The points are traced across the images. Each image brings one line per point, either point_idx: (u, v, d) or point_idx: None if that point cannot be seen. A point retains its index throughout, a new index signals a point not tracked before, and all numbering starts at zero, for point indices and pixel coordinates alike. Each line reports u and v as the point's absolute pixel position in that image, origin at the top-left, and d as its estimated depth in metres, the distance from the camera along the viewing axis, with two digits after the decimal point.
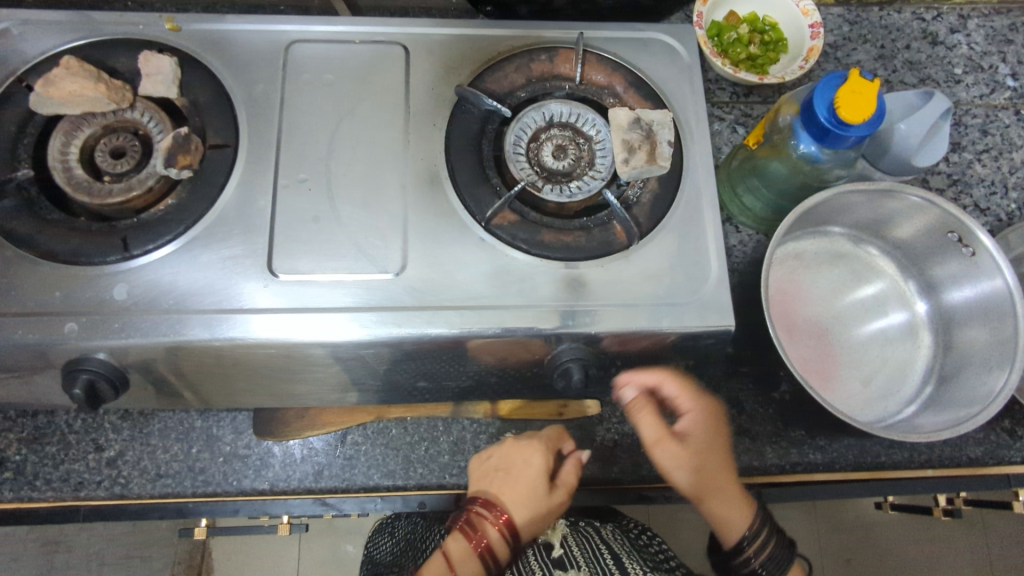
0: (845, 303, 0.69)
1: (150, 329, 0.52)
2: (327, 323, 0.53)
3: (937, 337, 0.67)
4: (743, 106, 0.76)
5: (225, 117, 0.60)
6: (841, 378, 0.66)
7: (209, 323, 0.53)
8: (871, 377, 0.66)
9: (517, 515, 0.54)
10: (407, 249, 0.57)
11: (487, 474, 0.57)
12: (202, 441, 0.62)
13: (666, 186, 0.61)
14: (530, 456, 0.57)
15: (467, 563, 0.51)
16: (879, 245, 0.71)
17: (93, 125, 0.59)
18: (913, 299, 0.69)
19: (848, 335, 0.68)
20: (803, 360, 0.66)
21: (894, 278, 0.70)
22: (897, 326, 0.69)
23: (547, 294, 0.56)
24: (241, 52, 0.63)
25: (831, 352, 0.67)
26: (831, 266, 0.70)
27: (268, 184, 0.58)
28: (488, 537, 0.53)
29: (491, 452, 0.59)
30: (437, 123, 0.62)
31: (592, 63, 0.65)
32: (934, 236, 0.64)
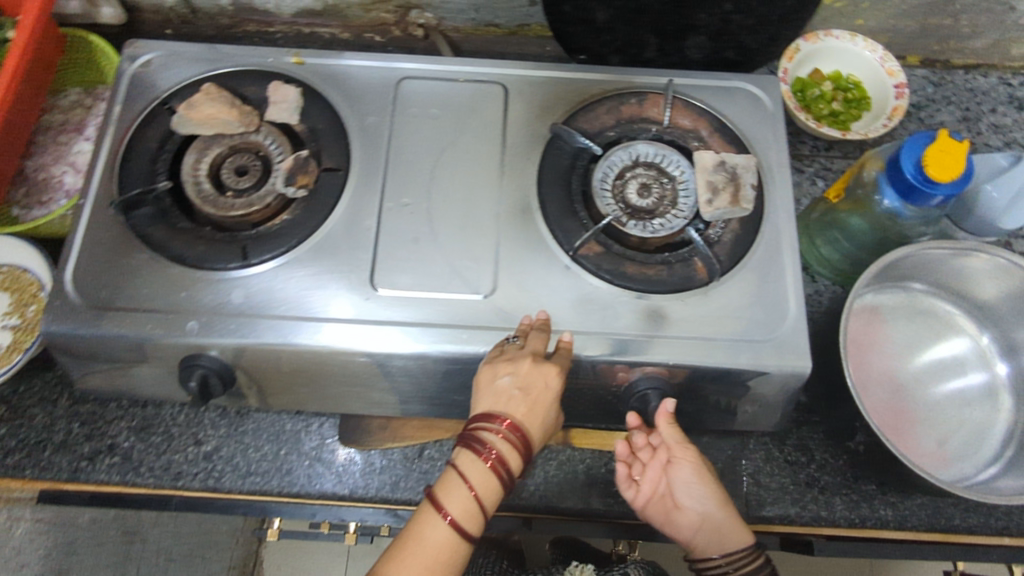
0: (922, 359, 0.69)
1: (265, 331, 0.57)
2: (386, 337, 0.57)
3: (1018, 401, 0.66)
4: (825, 160, 0.78)
5: (339, 142, 0.65)
6: (915, 434, 0.65)
7: (313, 329, 0.57)
8: (947, 436, 0.66)
9: (530, 434, 0.54)
10: (497, 274, 0.60)
11: (502, 393, 0.54)
12: (291, 444, 0.66)
13: (748, 227, 0.63)
14: (542, 377, 0.54)
15: (483, 476, 0.52)
16: (958, 305, 0.70)
17: (222, 145, 0.64)
18: (993, 360, 0.69)
19: (925, 392, 0.68)
20: (876, 411, 0.66)
21: (975, 338, 0.70)
22: (976, 386, 0.68)
23: (628, 322, 0.59)
24: (355, 84, 0.68)
25: (906, 407, 0.67)
26: (909, 321, 0.70)
27: (374, 205, 0.62)
28: (499, 448, 0.53)
29: (502, 371, 0.54)
30: (531, 158, 0.66)
31: (679, 107, 0.68)
32: (1020, 298, 0.64)
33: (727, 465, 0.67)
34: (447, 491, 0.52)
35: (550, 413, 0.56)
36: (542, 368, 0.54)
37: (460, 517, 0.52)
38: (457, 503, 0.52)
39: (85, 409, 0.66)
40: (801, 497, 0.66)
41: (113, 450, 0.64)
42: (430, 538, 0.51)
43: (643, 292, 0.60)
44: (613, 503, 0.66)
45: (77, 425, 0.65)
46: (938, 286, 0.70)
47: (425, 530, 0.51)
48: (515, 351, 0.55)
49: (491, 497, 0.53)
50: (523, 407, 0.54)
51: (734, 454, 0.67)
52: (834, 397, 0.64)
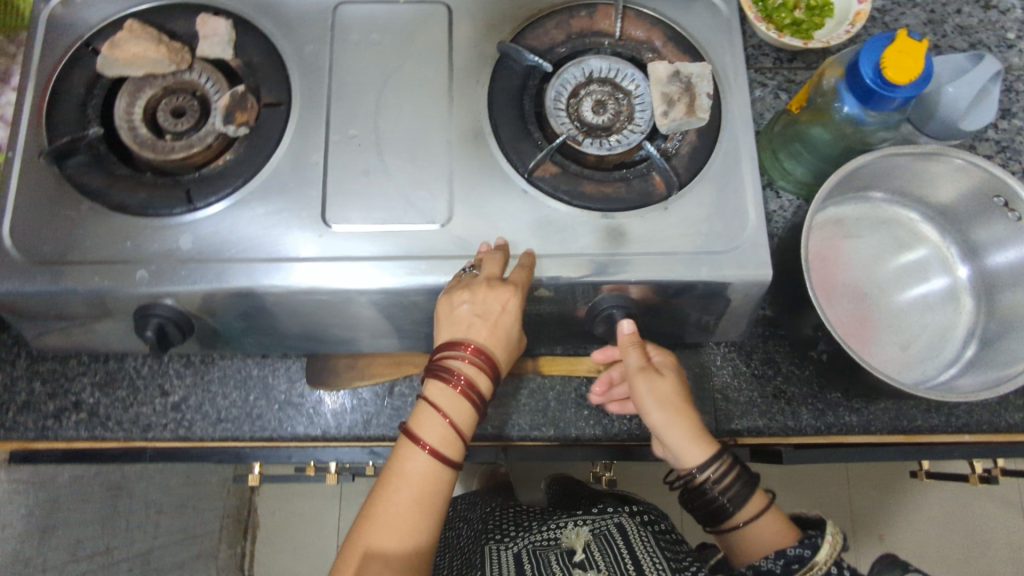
0: (885, 268, 0.69)
1: (218, 275, 0.56)
2: (356, 272, 0.56)
3: (979, 302, 0.67)
4: (787, 71, 0.76)
5: (278, 76, 0.62)
6: (878, 341, 0.66)
7: (265, 270, 0.56)
8: (909, 341, 0.67)
9: (496, 353, 0.55)
10: (452, 202, 0.59)
11: (462, 320, 0.54)
12: (259, 389, 0.66)
13: (706, 139, 0.62)
14: (501, 299, 0.54)
15: (455, 401, 0.54)
16: (923, 211, 0.70)
17: (155, 87, 0.61)
18: (956, 265, 0.69)
19: (888, 299, 0.68)
20: (839, 321, 0.67)
21: (937, 245, 0.70)
22: (938, 292, 0.68)
23: (588, 244, 0.59)
24: (289, 13, 0.64)
25: (869, 316, 0.67)
26: (872, 231, 0.70)
27: (320, 139, 0.60)
28: (465, 373, 0.54)
29: (460, 298, 0.54)
30: (480, 80, 0.63)
31: (630, 17, 0.65)
32: (984, 201, 0.64)
33: (695, 382, 0.67)
34: (422, 423, 0.53)
35: (513, 331, 0.56)
36: (500, 291, 0.54)
37: (437, 444, 0.53)
38: (433, 432, 0.53)
39: (45, 367, 0.65)
40: (768, 409, 0.67)
41: (79, 406, 0.64)
42: (412, 470, 0.53)
43: (602, 210, 0.59)
44: (586, 426, 0.66)
45: (39, 383, 0.64)
46: (902, 193, 0.69)
47: (406, 464, 0.53)
48: (471, 279, 0.55)
49: (467, 419, 0.54)
50: (485, 330, 0.54)
51: (702, 371, 0.68)
52: (799, 310, 0.64)
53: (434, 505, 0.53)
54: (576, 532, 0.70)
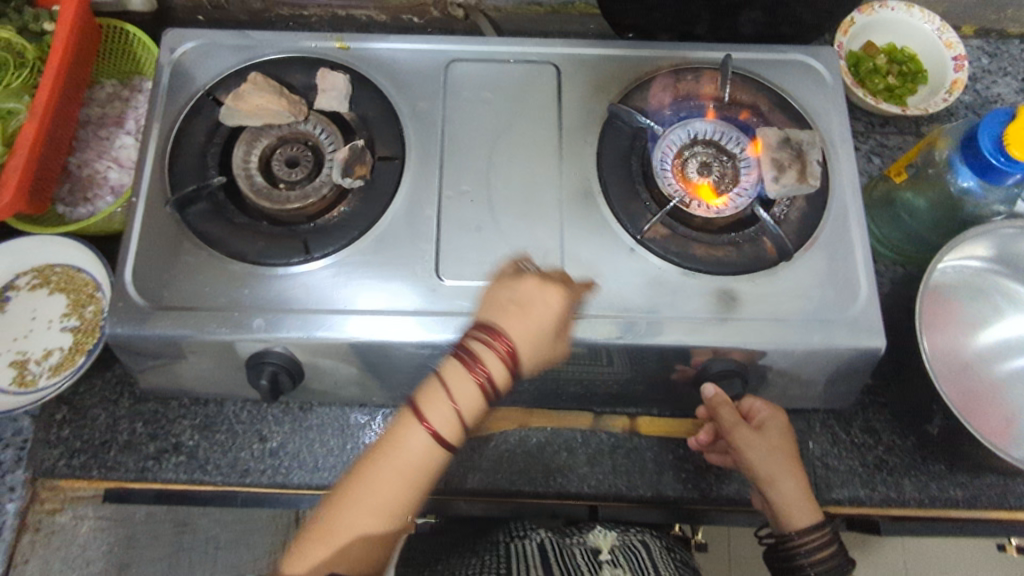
0: (986, 339, 0.68)
1: (335, 326, 0.56)
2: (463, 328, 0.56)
3: None
4: (879, 136, 0.76)
5: (392, 130, 0.63)
6: (988, 412, 0.65)
7: (378, 323, 0.56)
8: (1015, 415, 0.65)
9: (525, 355, 0.49)
10: (564, 261, 0.59)
11: (498, 303, 0.50)
12: (355, 438, 0.65)
13: (814, 205, 0.62)
14: (547, 300, 0.50)
15: (469, 395, 0.47)
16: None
17: (270, 135, 0.63)
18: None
19: (996, 370, 0.67)
20: (948, 389, 0.66)
21: None
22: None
23: (698, 306, 0.58)
24: (404, 69, 0.66)
25: (971, 386, 0.66)
26: (972, 301, 0.70)
27: (433, 194, 0.61)
28: (491, 366, 0.47)
29: (509, 286, 0.51)
30: (588, 139, 0.64)
31: (736, 82, 0.66)
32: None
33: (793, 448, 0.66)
34: (432, 403, 0.46)
35: (551, 335, 0.50)
36: (547, 294, 0.50)
37: (441, 429, 0.46)
38: (439, 415, 0.46)
39: (147, 407, 0.65)
40: (869, 479, 0.65)
41: (179, 448, 0.64)
42: (408, 446, 0.46)
43: (710, 274, 0.59)
44: (682, 489, 0.65)
45: (140, 424, 0.64)
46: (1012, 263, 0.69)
47: (403, 439, 0.47)
48: (524, 274, 0.53)
49: (476, 416, 0.48)
50: (519, 321, 0.49)
51: (800, 437, 0.67)
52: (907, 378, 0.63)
53: (413, 497, 0.47)
54: (603, 535, 0.60)
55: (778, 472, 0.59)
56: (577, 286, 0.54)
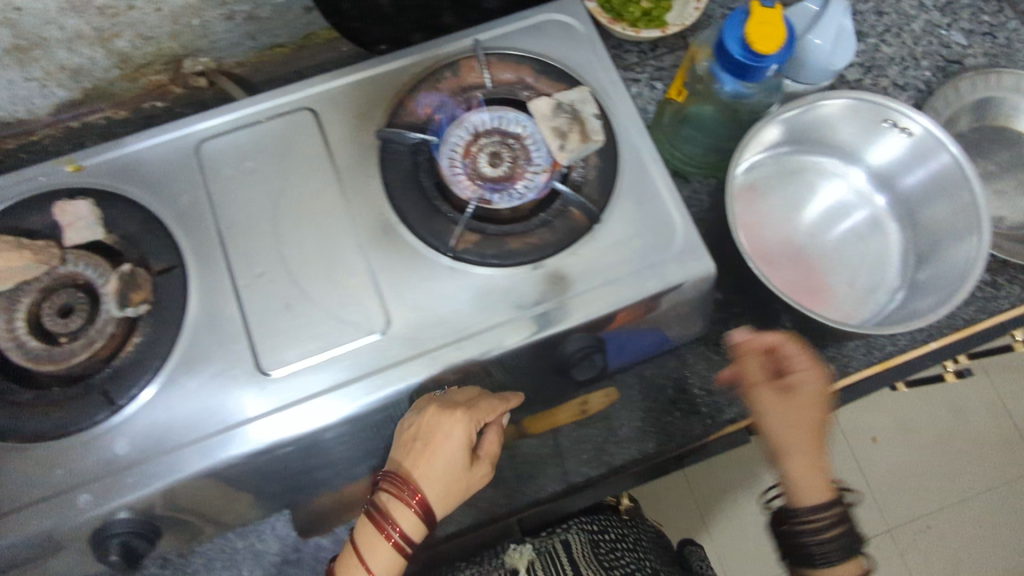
0: (811, 216, 0.71)
1: (220, 446, 0.52)
2: (322, 408, 0.53)
3: (902, 223, 0.71)
4: (654, 61, 0.77)
5: (160, 238, 0.57)
6: (830, 285, 0.68)
7: (222, 442, 0.52)
8: (855, 278, 0.69)
9: (428, 493, 0.55)
10: (386, 304, 0.56)
11: (406, 448, 0.55)
12: (250, 560, 0.62)
13: (607, 156, 0.61)
14: (456, 438, 0.54)
15: (380, 554, 0.55)
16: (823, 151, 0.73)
17: (30, 292, 0.56)
18: (869, 192, 0.72)
19: (825, 242, 0.70)
20: (789, 280, 0.68)
21: (850, 180, 0.73)
22: (864, 221, 0.72)
23: (532, 297, 0.57)
24: (151, 168, 0.60)
25: (811, 266, 0.69)
26: (787, 186, 0.72)
27: (228, 288, 0.56)
28: (403, 525, 0.55)
29: (412, 419, 0.56)
30: (370, 172, 0.60)
31: (494, 63, 0.64)
32: (875, 125, 0.67)
33: (676, 388, 0.67)
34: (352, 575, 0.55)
35: (458, 465, 0.56)
36: (446, 422, 0.54)
37: None
38: None
39: None
40: None
41: None
42: None
43: (534, 262, 0.58)
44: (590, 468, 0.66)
45: None
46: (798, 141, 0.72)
47: None
48: (451, 398, 0.56)
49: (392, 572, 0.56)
50: (434, 492, 0.55)
51: (679, 375, 0.68)
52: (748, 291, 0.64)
53: None
54: (519, 551, 0.72)
55: (792, 441, 0.57)
56: (486, 400, 0.57)
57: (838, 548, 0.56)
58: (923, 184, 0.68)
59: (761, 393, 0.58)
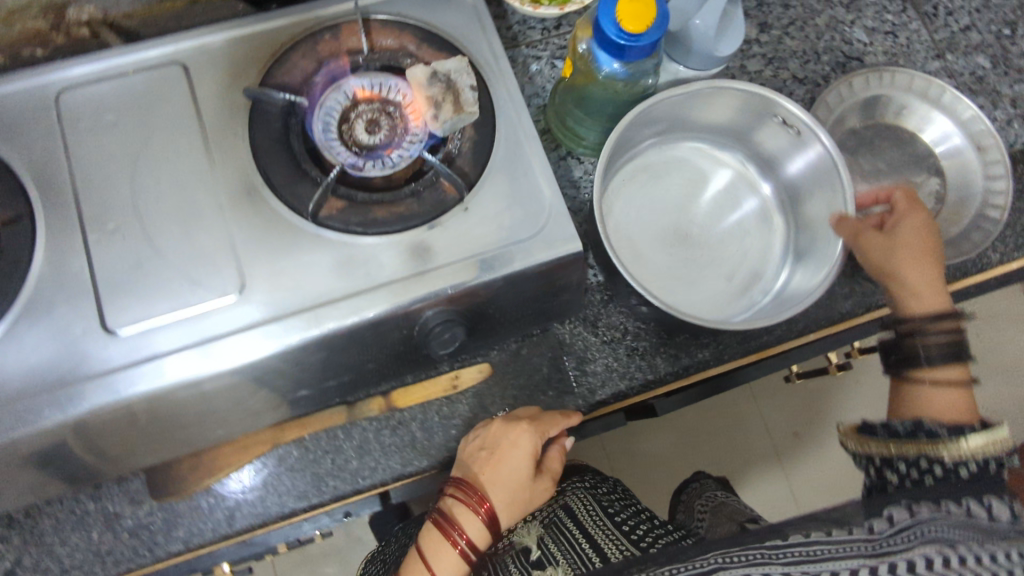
0: (698, 205, 0.73)
1: (136, 380, 0.51)
2: (239, 345, 0.53)
3: (787, 214, 0.74)
4: (557, 39, 0.76)
5: (10, 188, 0.56)
6: (713, 273, 0.70)
7: (109, 386, 0.51)
8: (735, 269, 0.71)
9: (498, 504, 0.65)
10: (242, 267, 0.55)
11: (513, 459, 0.63)
12: (102, 522, 0.61)
13: (482, 131, 0.61)
14: (529, 444, 0.63)
15: (444, 558, 0.63)
16: (705, 138, 0.75)
17: None
18: (754, 179, 0.75)
19: (710, 232, 0.72)
20: (672, 271, 0.70)
21: (739, 168, 0.75)
22: (753, 213, 0.74)
23: (394, 268, 0.56)
24: (7, 115, 0.58)
25: (691, 256, 0.71)
26: (677, 173, 0.74)
27: (78, 242, 0.55)
28: (469, 531, 0.63)
29: (478, 430, 0.65)
30: (237, 132, 0.59)
31: (376, 29, 0.63)
32: (752, 115, 0.69)
33: (550, 368, 0.68)
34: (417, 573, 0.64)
35: (523, 470, 0.65)
36: (548, 423, 0.64)
37: None
38: None
39: None
40: (626, 369, 0.67)
41: None
42: None
43: (398, 232, 0.57)
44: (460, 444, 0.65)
45: None
46: (681, 129, 0.73)
47: (443, 555, 0.63)
48: (510, 416, 0.64)
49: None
50: (504, 498, 0.65)
51: (556, 354, 0.67)
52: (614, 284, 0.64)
53: None
54: (526, 530, 0.83)
55: (908, 263, 0.67)
56: (548, 414, 0.65)
57: (949, 350, 0.64)
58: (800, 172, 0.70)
59: (869, 234, 0.69)
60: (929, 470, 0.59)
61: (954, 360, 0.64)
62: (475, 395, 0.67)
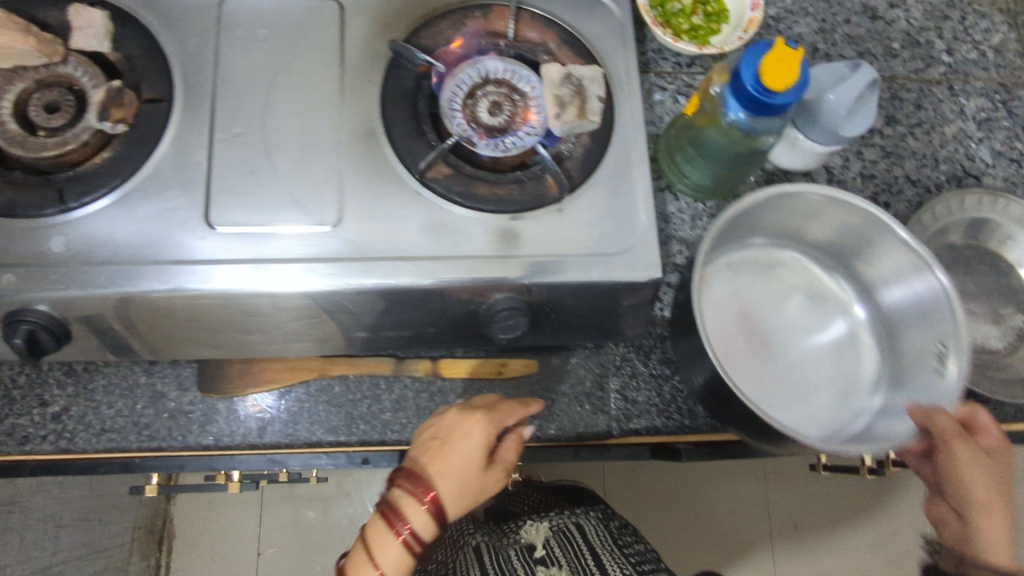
0: (790, 313, 0.73)
1: (180, 277, 0.54)
2: (279, 275, 0.55)
3: (880, 342, 0.73)
4: (687, 76, 0.77)
5: (158, 70, 0.59)
6: (795, 388, 0.69)
7: (161, 275, 0.54)
8: (827, 388, 0.70)
9: (449, 492, 0.58)
10: (343, 203, 0.58)
11: (448, 445, 0.59)
12: (147, 398, 0.64)
13: (598, 143, 0.62)
14: (475, 432, 0.59)
15: (388, 548, 0.57)
16: (814, 256, 0.76)
17: (26, 80, 0.58)
18: (852, 308, 0.75)
19: (796, 348, 0.71)
20: (755, 373, 0.69)
21: (834, 287, 0.76)
22: (843, 335, 0.74)
23: (481, 244, 0.58)
24: (172, 5, 0.61)
25: (779, 365, 0.69)
26: (765, 275, 0.74)
27: (204, 137, 0.58)
28: (416, 520, 0.57)
29: (437, 419, 0.62)
30: (372, 78, 0.61)
31: (525, 19, 0.65)
32: (856, 232, 0.70)
33: (593, 383, 0.69)
34: (357, 568, 0.57)
35: (476, 464, 0.59)
36: (473, 421, 0.60)
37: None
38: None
39: None
40: (665, 407, 0.68)
41: None
42: None
43: (494, 213, 0.59)
44: None
45: None
46: (793, 237, 0.75)
47: (386, 548, 0.57)
48: (472, 404, 0.63)
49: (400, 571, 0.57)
50: (453, 487, 0.59)
51: (603, 372, 0.69)
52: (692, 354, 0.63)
53: None
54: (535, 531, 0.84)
55: (992, 500, 0.62)
56: (505, 404, 0.63)
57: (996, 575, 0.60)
58: (906, 310, 0.71)
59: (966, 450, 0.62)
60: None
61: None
62: (516, 386, 0.68)
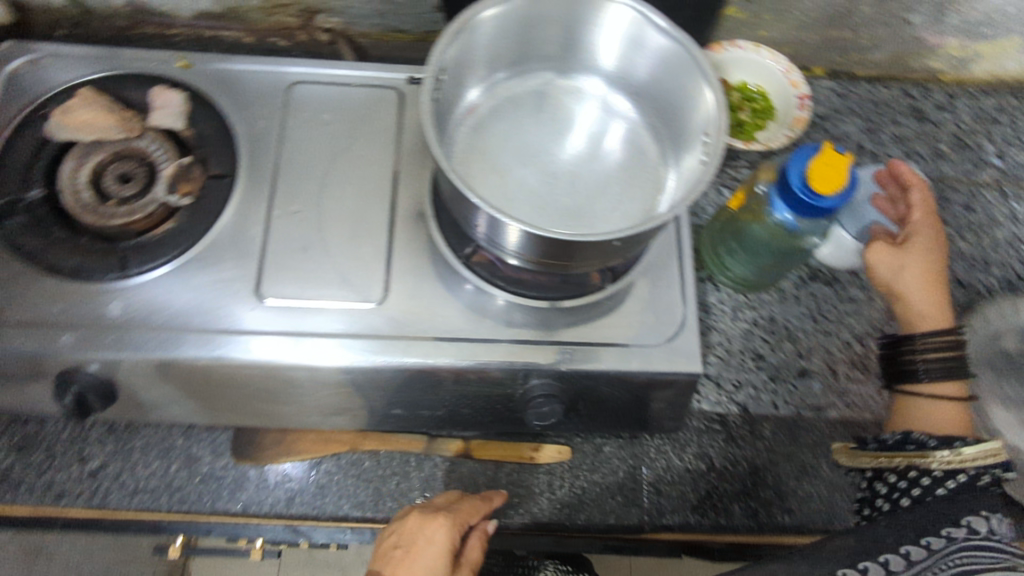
0: (576, 149, 0.62)
1: (148, 345, 0.55)
2: (230, 346, 0.56)
3: (658, 135, 0.62)
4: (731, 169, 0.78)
5: (228, 149, 0.63)
6: (573, 195, 0.60)
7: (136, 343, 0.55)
8: (607, 202, 0.60)
9: None
10: (389, 280, 0.59)
11: (422, 551, 0.57)
12: (181, 460, 0.65)
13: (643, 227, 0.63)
14: (442, 539, 0.57)
15: None
16: (598, 70, 0.63)
17: (102, 152, 0.62)
18: (622, 108, 0.64)
19: (579, 181, 0.61)
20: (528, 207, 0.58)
21: (614, 108, 0.64)
22: (622, 152, 0.62)
23: (518, 329, 0.59)
24: (248, 89, 0.66)
25: (564, 195, 0.60)
26: (550, 119, 0.63)
27: (262, 211, 0.61)
28: None
29: (393, 527, 0.59)
30: (426, 162, 0.64)
31: None
32: (670, 77, 0.58)
33: (627, 476, 0.67)
34: None
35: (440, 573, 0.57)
36: (431, 527, 0.58)
37: None
38: None
39: None
40: (700, 505, 0.66)
41: None
42: None
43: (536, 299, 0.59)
44: (515, 513, 0.65)
45: None
46: (556, 58, 0.63)
47: None
48: (435, 506, 0.61)
49: None
50: None
51: (635, 464, 0.67)
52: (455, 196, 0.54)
53: None
54: None
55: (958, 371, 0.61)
56: (463, 504, 0.60)
57: (945, 367, 0.62)
58: (688, 103, 0.57)
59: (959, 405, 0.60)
60: (939, 483, 0.56)
61: (946, 351, 0.62)
62: (546, 473, 0.67)
